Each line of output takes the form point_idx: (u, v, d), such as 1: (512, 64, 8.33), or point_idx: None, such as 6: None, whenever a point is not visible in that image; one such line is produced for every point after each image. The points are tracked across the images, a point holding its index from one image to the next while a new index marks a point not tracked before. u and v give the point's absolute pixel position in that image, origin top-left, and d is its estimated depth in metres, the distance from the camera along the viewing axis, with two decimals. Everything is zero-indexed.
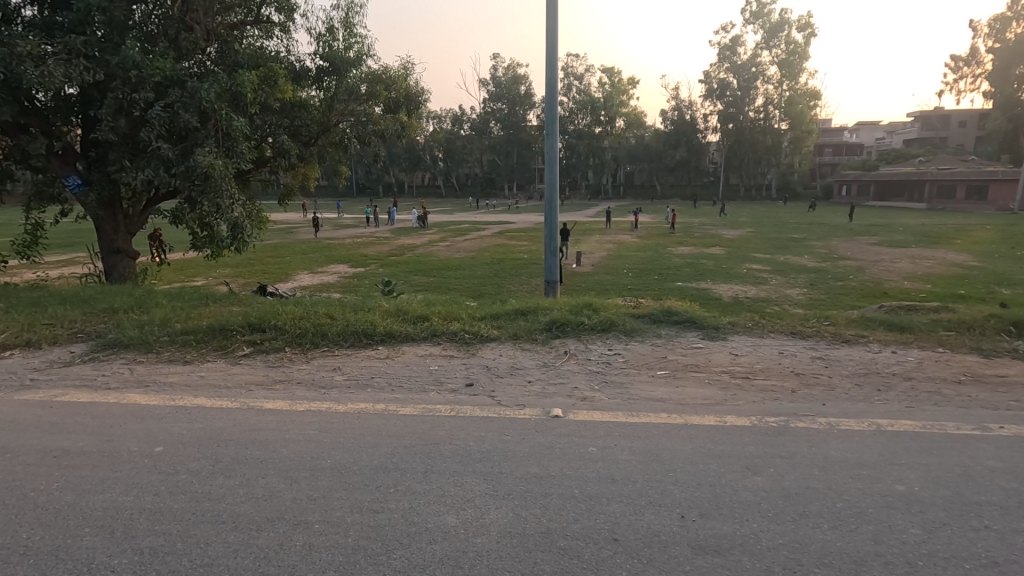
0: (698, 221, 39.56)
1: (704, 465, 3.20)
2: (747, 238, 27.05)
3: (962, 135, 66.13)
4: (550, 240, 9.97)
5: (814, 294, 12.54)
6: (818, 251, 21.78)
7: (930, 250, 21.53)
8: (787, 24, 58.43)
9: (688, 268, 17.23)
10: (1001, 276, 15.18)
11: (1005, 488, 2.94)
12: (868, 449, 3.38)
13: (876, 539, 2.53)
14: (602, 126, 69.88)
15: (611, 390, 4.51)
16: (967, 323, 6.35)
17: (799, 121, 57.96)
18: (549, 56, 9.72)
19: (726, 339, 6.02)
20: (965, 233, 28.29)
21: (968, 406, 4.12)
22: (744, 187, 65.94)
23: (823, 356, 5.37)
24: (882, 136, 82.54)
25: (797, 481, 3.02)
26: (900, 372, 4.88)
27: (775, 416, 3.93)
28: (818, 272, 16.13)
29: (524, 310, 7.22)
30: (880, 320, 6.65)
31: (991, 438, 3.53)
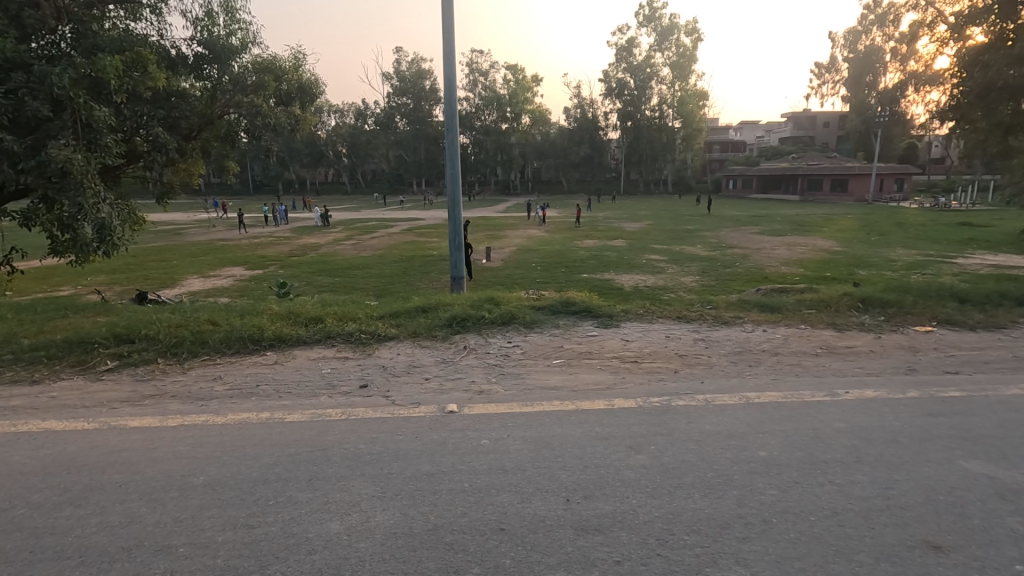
0: (603, 214, 41.18)
1: (592, 448, 3.33)
2: (646, 229, 28.53)
3: (827, 134, 73.89)
4: (454, 235, 9.86)
5: (705, 281, 13.47)
6: (709, 240, 23.41)
7: (802, 237, 23.90)
8: (677, 28, 61.91)
9: (593, 260, 17.87)
10: (859, 259, 17.17)
11: (847, 445, 3.31)
12: (739, 421, 3.67)
13: (739, 503, 2.75)
14: (509, 123, 70.55)
15: (507, 382, 4.56)
16: (825, 301, 7.11)
17: (689, 119, 61.92)
18: (446, 49, 9.61)
19: (619, 326, 6.32)
20: (832, 222, 31.72)
21: (823, 375, 4.61)
22: (644, 182, 69.46)
23: (704, 337, 5.78)
24: (762, 135, 90.34)
25: (674, 456, 3.22)
26: (769, 348, 5.36)
27: (658, 396, 4.16)
28: (709, 261, 17.33)
29: (425, 307, 7.10)
30: (754, 303, 7.26)
31: (839, 402, 3.97)
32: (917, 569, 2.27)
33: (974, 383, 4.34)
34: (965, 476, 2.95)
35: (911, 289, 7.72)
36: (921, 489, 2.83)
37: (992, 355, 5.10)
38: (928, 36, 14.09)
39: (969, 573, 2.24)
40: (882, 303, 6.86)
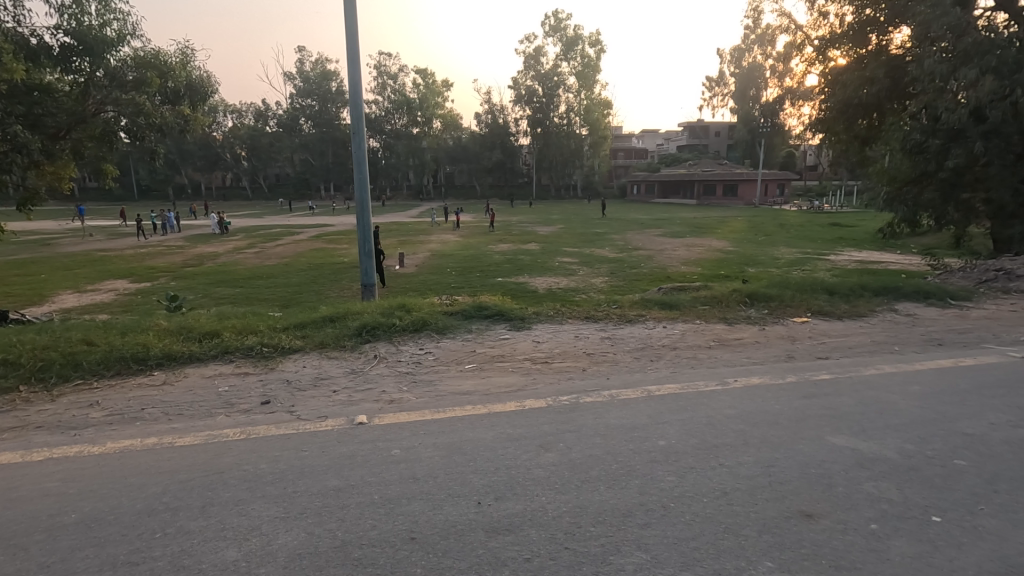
0: (515, 218, 41.80)
1: (503, 450, 3.37)
2: (558, 233, 29.31)
3: (719, 143, 79.91)
4: (364, 241, 9.57)
5: (613, 282, 14.07)
6: (616, 242, 24.51)
7: (699, 238, 25.63)
8: (581, 39, 64.25)
9: (508, 263, 18.08)
10: (747, 257, 18.75)
11: (736, 429, 3.60)
12: (641, 414, 3.88)
13: (640, 491, 2.90)
14: (420, 127, 69.75)
15: (419, 389, 4.51)
16: (718, 297, 7.68)
17: (596, 127, 64.41)
18: (350, 50, 9.34)
19: (530, 328, 6.44)
20: (726, 224, 34.30)
21: (716, 366, 4.98)
22: (555, 187, 71.36)
23: (610, 336, 6.04)
24: (662, 143, 95.94)
25: (581, 452, 3.34)
26: (669, 343, 5.71)
27: (567, 394, 4.30)
28: (617, 262, 18.14)
29: (333, 316, 6.85)
30: (655, 301, 7.69)
31: (729, 390, 4.32)
32: (793, 536, 2.51)
33: (841, 366, 4.89)
34: (833, 450, 3.31)
35: (790, 284, 8.53)
36: (796, 465, 3.14)
37: (854, 340, 5.77)
38: (799, 56, 15.70)
39: (834, 536, 2.51)
40: (766, 297, 7.52)
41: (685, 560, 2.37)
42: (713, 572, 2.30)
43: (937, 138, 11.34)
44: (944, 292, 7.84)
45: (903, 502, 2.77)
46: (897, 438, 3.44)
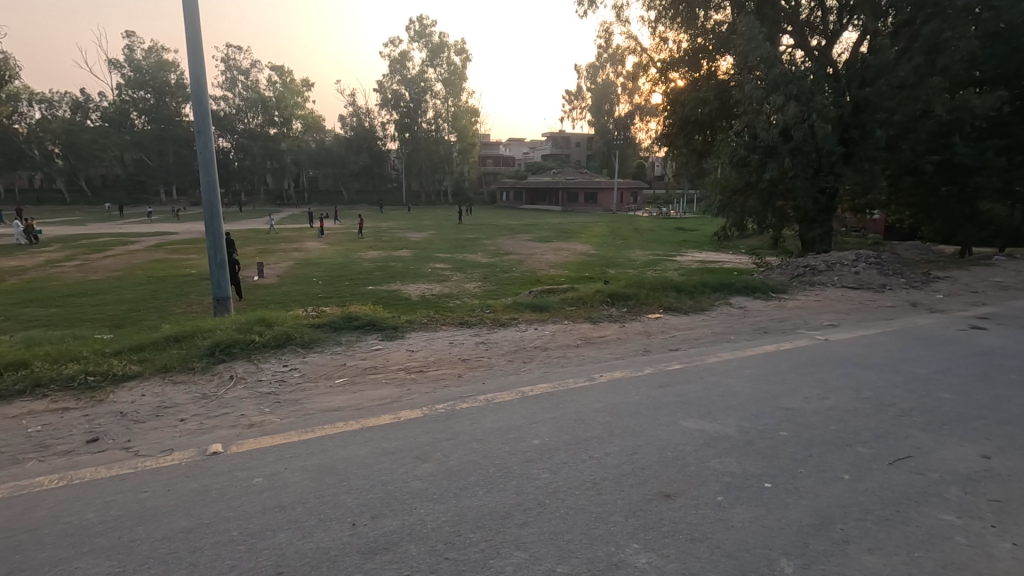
0: (386, 224, 40.72)
1: (378, 465, 3.25)
2: (429, 239, 29.06)
3: (579, 152, 85.15)
4: (214, 250, 8.66)
5: (486, 287, 14.30)
6: (488, 248, 24.95)
7: (565, 243, 27.05)
8: (447, 47, 64.57)
9: (379, 271, 17.55)
10: (608, 259, 20.17)
11: (602, 422, 3.84)
12: (516, 415, 3.98)
13: (518, 491, 2.97)
14: (277, 127, 65.18)
15: (283, 409, 4.19)
16: (583, 297, 8.15)
17: (464, 134, 65.08)
18: (191, 39, 8.45)
19: (404, 337, 6.30)
20: (588, 228, 36.55)
21: (584, 363, 5.28)
22: (425, 193, 70.75)
23: (484, 340, 6.13)
24: (527, 151, 99.76)
25: (458, 458, 3.33)
26: (540, 344, 5.94)
27: (443, 402, 4.27)
28: (489, 267, 18.48)
29: (178, 335, 6.11)
30: (526, 304, 7.95)
31: (596, 385, 4.60)
32: (654, 517, 2.73)
33: (689, 356, 5.44)
34: (685, 432, 3.67)
35: (645, 284, 9.31)
36: (655, 450, 3.42)
37: (699, 332, 6.46)
38: (645, 76, 17.27)
39: (688, 511, 2.78)
40: (625, 296, 8.13)
41: (561, 553, 2.47)
42: (587, 562, 2.41)
43: (757, 153, 13.17)
44: (766, 286, 9.11)
45: (742, 473, 3.14)
46: (736, 417, 3.90)
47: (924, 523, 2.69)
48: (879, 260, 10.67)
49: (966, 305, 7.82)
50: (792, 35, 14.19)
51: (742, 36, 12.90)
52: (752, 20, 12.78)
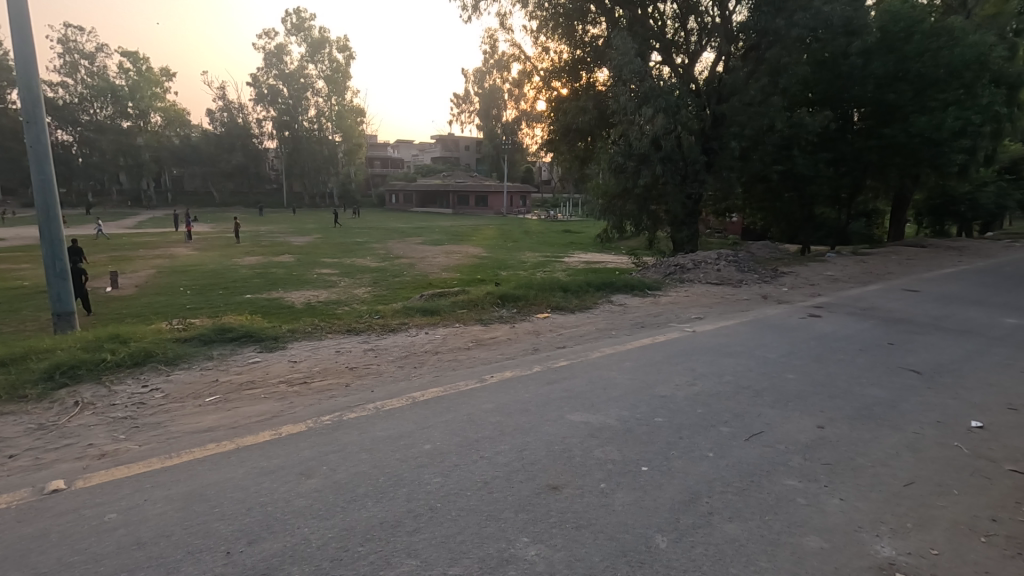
0: (264, 228, 37.96)
1: (257, 486, 3.03)
2: (314, 244, 27.55)
3: (468, 156, 85.80)
4: (52, 258, 7.53)
5: (376, 292, 13.89)
6: (378, 251, 24.26)
7: (456, 246, 27.05)
8: (328, 43, 61.95)
9: (258, 278, 16.38)
10: (498, 261, 20.53)
11: (493, 422, 3.90)
12: (407, 421, 3.92)
13: (408, 498, 2.93)
14: (132, 120, 58.34)
15: (143, 435, 3.76)
16: (474, 300, 8.21)
17: (349, 134, 62.74)
18: (17, 15, 7.30)
19: (285, 347, 5.94)
20: (479, 231, 36.92)
21: (475, 365, 5.33)
22: (309, 194, 67.14)
23: (373, 347, 5.95)
24: (416, 153, 98.46)
25: (346, 471, 3.21)
26: (431, 349, 5.89)
27: (329, 414, 4.08)
28: (379, 271, 17.99)
29: (5, 359, 5.23)
30: (417, 308, 7.84)
31: (487, 386, 4.66)
32: (543, 509, 2.83)
33: (574, 352, 5.71)
34: (571, 426, 3.84)
35: (533, 284, 9.61)
36: (543, 445, 3.54)
37: (583, 329, 6.79)
38: (529, 83, 17.83)
39: (575, 500, 2.92)
40: (514, 297, 8.32)
41: (453, 555, 2.47)
42: (478, 560, 2.44)
43: (632, 160, 14.12)
44: (643, 285, 9.79)
45: (622, 460, 3.36)
46: (617, 408, 4.16)
47: (774, 489, 3.06)
48: (737, 258, 11.91)
49: (805, 296, 9.00)
50: (659, 52, 15.36)
51: (616, 50, 13.77)
52: (625, 37, 13.67)
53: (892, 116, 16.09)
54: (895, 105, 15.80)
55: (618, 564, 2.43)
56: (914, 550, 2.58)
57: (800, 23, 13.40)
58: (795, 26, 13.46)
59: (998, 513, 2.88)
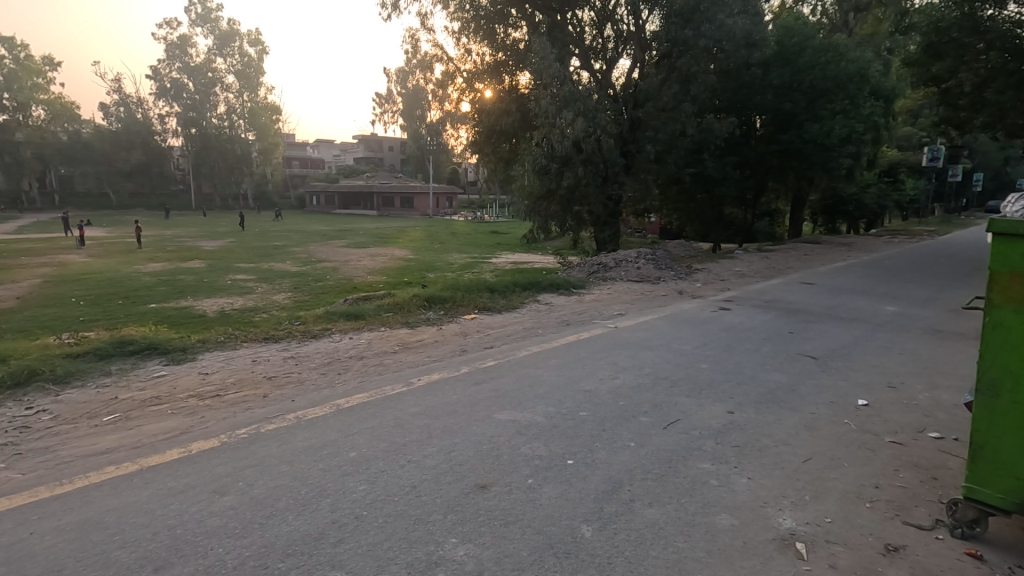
0: (170, 232, 35.32)
1: (164, 508, 2.83)
2: (227, 248, 25.99)
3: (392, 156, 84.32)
4: None
5: (297, 297, 13.33)
6: (298, 255, 23.29)
7: (381, 248, 26.46)
8: (238, 36, 58.71)
9: (164, 285, 15.22)
10: (425, 263, 20.31)
11: (420, 425, 3.86)
12: (330, 429, 3.79)
13: (332, 509, 2.83)
14: (9, 113, 52.36)
15: (29, 461, 3.40)
16: (400, 303, 8.08)
17: (264, 133, 59.70)
18: None
19: (195, 359, 5.57)
20: (405, 233, 36.31)
21: (402, 368, 5.25)
22: (220, 196, 63.21)
23: (293, 355, 5.71)
24: (337, 153, 95.37)
25: (264, 485, 3.06)
26: (356, 354, 5.74)
27: (245, 427, 3.86)
28: (300, 276, 17.26)
29: None
30: (340, 312, 7.59)
31: (414, 389, 4.60)
32: (471, 509, 2.84)
33: (502, 352, 5.76)
34: (499, 424, 3.88)
35: (460, 286, 9.59)
36: (471, 445, 3.55)
37: (510, 328, 6.87)
38: (452, 84, 17.79)
39: (503, 498, 2.95)
40: (441, 299, 8.26)
41: (380, 563, 2.43)
42: (406, 565, 2.41)
43: (555, 162, 14.43)
44: (568, 283, 10.03)
45: (548, 455, 3.43)
46: (543, 404, 4.25)
47: (690, 473, 3.24)
48: (655, 256, 12.49)
49: (717, 291, 9.59)
50: (578, 57, 15.79)
51: (537, 54, 14.02)
52: (545, 41, 13.93)
53: (789, 123, 17.49)
54: (791, 113, 17.18)
55: (545, 557, 2.48)
56: (810, 519, 2.83)
57: (707, 35, 14.25)
58: (702, 37, 14.30)
59: (879, 480, 3.21)
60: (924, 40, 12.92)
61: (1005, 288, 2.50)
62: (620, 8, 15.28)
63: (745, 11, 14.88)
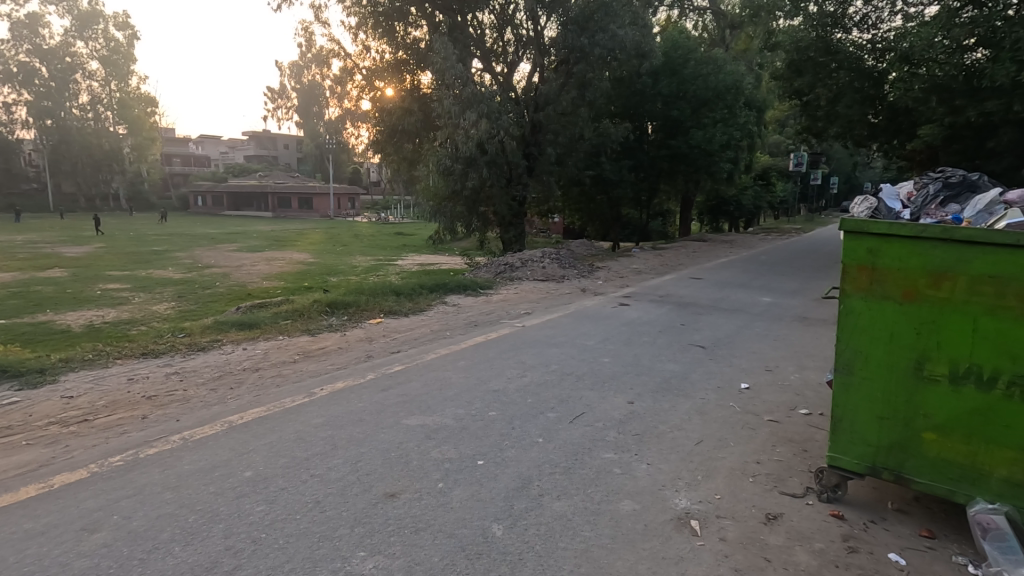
0: (22, 238, 30.92)
1: (19, 555, 2.47)
2: (95, 254, 23.26)
3: (288, 155, 79.97)
4: None
5: (182, 306, 12.21)
6: (182, 261, 21.36)
7: (278, 251, 24.96)
8: (102, 18, 52.72)
9: (15, 298, 13.28)
10: (327, 267, 19.45)
11: (323, 437, 3.68)
12: (222, 449, 3.51)
13: (226, 535, 2.63)
14: None
15: None
16: (299, 310, 7.66)
17: (137, 126, 54.02)
18: None
19: (56, 381, 4.91)
20: (303, 235, 34.53)
21: (302, 379, 4.97)
22: (85, 196, 56.36)
23: (178, 370, 5.23)
24: (224, 151, 88.67)
25: (145, 516, 2.77)
26: (250, 365, 5.36)
27: (120, 453, 3.47)
28: (185, 283, 15.82)
29: None
30: (231, 322, 7.07)
31: (316, 400, 4.39)
32: (380, 519, 2.76)
33: (409, 356, 5.65)
34: (409, 430, 3.80)
35: (364, 289, 9.28)
36: (379, 453, 3.45)
37: (418, 332, 6.75)
38: (350, 81, 17.19)
39: (413, 505, 2.89)
40: (344, 304, 7.94)
41: None
42: None
43: (459, 163, 14.42)
44: (475, 284, 10.06)
45: (458, 457, 3.42)
46: (452, 407, 4.22)
47: (594, 463, 3.37)
48: (559, 256, 12.85)
49: (617, 287, 10.07)
50: (480, 59, 15.90)
51: (438, 54, 13.91)
52: (445, 42, 13.85)
53: (677, 130, 18.78)
54: (678, 120, 18.46)
55: (457, 560, 2.47)
56: (702, 497, 3.05)
57: (601, 43, 14.89)
58: (597, 45, 14.94)
59: (760, 456, 3.54)
60: (788, 57, 14.34)
61: (856, 279, 2.83)
62: (519, 12, 15.56)
63: (635, 23, 15.73)
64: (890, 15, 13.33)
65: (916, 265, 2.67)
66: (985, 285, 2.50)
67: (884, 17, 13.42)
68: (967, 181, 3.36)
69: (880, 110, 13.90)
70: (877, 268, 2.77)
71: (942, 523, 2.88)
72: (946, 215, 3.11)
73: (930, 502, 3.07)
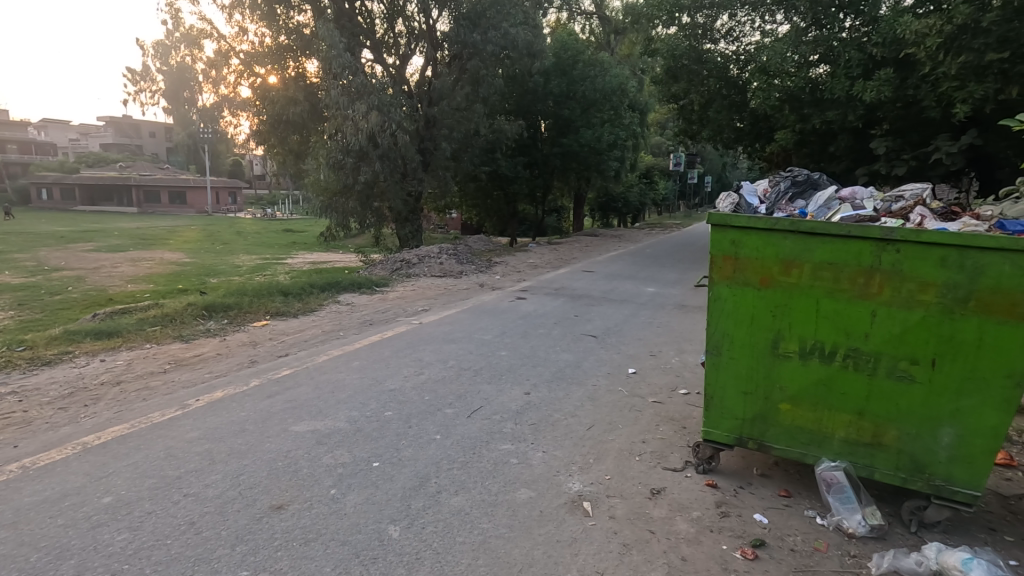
0: None
1: None
2: None
3: (155, 144, 72.21)
4: None
5: (26, 315, 10.60)
6: (24, 263, 18.54)
7: (146, 251, 22.49)
8: None
9: None
10: (204, 267, 17.85)
11: (200, 450, 3.38)
12: (74, 474, 3.09)
13: (79, 570, 2.33)
14: None
15: None
16: (170, 315, 6.94)
17: None
18: None
19: None
20: (176, 233, 31.38)
21: (173, 391, 4.50)
22: None
23: (16, 389, 4.52)
24: (76, 138, 78.08)
25: None
26: (109, 379, 4.77)
27: None
28: (28, 289, 13.74)
29: None
30: (86, 330, 6.25)
31: (190, 412, 4.00)
32: (264, 534, 2.58)
33: (299, 359, 5.34)
34: (298, 437, 3.60)
35: (247, 290, 8.62)
36: (265, 463, 3.23)
37: (307, 334, 6.40)
38: (225, 65, 15.85)
39: (302, 515, 2.74)
40: (223, 306, 7.32)
41: None
42: None
43: (350, 156, 13.85)
44: (370, 282, 9.72)
45: (352, 461, 3.29)
46: (345, 409, 4.05)
47: (491, 455, 3.41)
48: (456, 251, 12.79)
49: (514, 282, 10.24)
50: (370, 50, 15.36)
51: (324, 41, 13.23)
52: (332, 28, 13.20)
53: (568, 129, 19.45)
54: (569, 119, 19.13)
55: (350, 568, 2.38)
56: (594, 479, 3.19)
57: (493, 41, 15.00)
58: (489, 42, 15.02)
59: (646, 436, 3.77)
60: (666, 63, 15.37)
61: (721, 268, 3.11)
62: (410, 4, 15.21)
63: (526, 23, 16.04)
64: (751, 30, 14.63)
65: (770, 254, 2.98)
66: (825, 271, 2.85)
67: (746, 31, 14.69)
68: (810, 180, 3.79)
69: (744, 117, 15.14)
70: (738, 257, 3.05)
71: (797, 483, 3.25)
72: (794, 211, 3.49)
73: (787, 465, 3.46)
